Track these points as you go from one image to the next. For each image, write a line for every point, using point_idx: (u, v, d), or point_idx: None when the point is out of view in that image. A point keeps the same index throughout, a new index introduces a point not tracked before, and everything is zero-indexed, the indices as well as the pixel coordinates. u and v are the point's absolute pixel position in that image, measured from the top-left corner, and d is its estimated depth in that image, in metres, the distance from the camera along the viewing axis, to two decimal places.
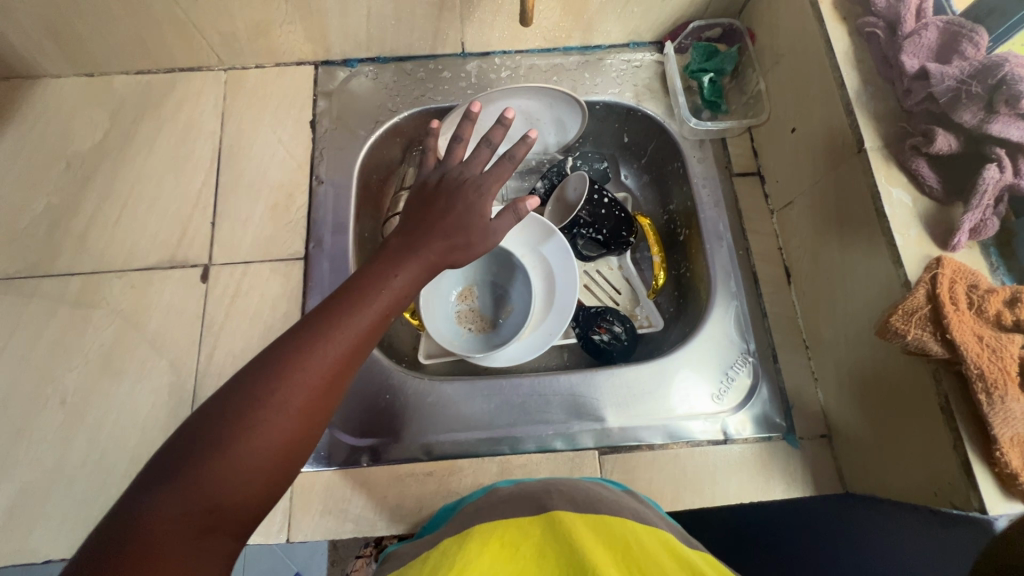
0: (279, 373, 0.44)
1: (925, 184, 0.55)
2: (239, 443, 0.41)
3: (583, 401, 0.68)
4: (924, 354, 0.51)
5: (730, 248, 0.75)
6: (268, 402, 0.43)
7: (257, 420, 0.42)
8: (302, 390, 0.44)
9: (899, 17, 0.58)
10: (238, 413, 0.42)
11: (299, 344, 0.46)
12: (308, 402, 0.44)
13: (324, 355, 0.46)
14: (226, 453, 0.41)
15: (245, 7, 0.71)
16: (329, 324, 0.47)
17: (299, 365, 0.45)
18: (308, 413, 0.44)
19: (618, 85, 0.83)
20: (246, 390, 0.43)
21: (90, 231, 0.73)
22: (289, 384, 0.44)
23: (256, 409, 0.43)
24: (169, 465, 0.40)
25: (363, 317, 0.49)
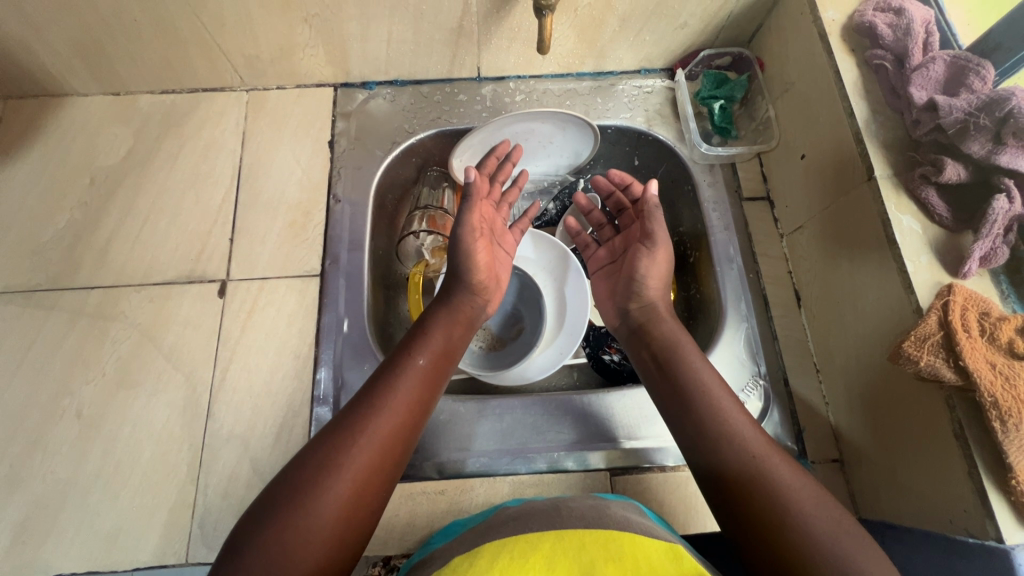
0: (342, 436, 0.52)
1: (935, 212, 0.56)
2: (311, 504, 0.47)
3: (595, 422, 0.68)
4: (937, 380, 0.51)
5: (741, 271, 0.76)
6: (334, 464, 0.50)
7: (327, 481, 0.49)
8: (364, 450, 0.51)
9: (907, 51, 0.60)
10: (308, 474, 0.49)
11: (358, 411, 0.54)
12: (370, 461, 0.51)
13: (381, 417, 0.54)
14: (302, 514, 0.47)
15: (270, 32, 0.73)
16: (381, 391, 0.55)
17: (359, 428, 0.52)
18: (370, 470, 0.51)
19: (629, 110, 0.85)
20: (301, 470, 0.49)
21: (111, 245, 0.75)
22: (352, 446, 0.51)
23: (311, 485, 0.48)
24: (239, 542, 0.46)
25: (408, 381, 0.57)
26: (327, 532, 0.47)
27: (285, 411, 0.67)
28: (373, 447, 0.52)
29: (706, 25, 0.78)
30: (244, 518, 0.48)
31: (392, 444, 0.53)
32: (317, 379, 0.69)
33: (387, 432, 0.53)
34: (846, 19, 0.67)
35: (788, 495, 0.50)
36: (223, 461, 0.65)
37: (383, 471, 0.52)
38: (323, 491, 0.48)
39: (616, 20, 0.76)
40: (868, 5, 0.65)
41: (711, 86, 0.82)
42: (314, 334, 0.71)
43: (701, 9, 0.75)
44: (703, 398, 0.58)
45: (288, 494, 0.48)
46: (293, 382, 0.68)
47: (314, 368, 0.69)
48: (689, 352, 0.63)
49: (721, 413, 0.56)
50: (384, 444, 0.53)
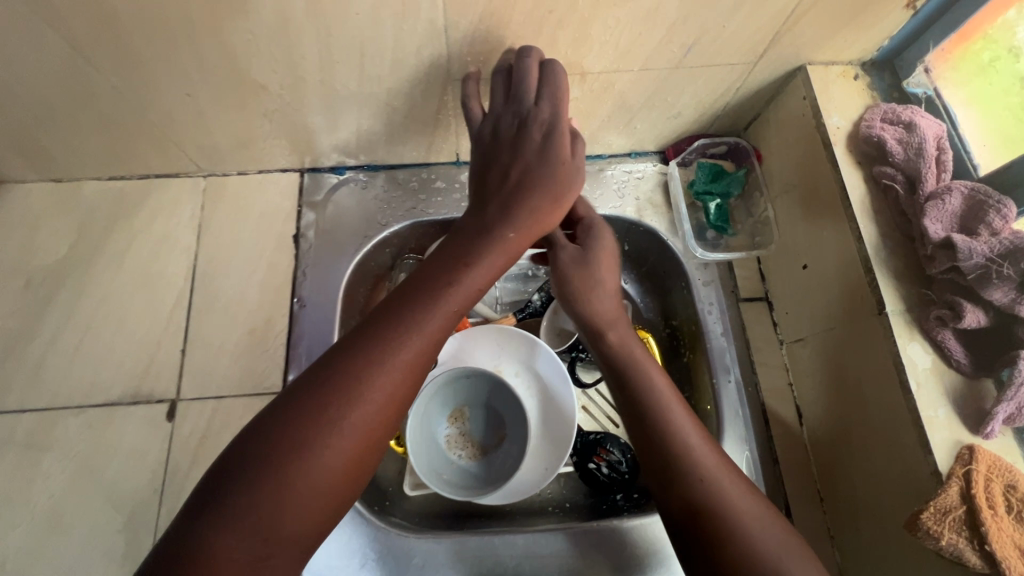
0: (355, 373, 0.44)
1: (952, 358, 0.52)
2: (309, 460, 0.41)
3: (582, 563, 0.63)
4: (959, 560, 0.47)
5: (739, 383, 0.70)
6: (344, 403, 0.43)
7: (333, 424, 0.43)
8: (379, 388, 0.45)
9: (920, 174, 0.56)
10: (312, 423, 0.42)
11: (380, 343, 0.46)
12: (380, 413, 0.45)
13: (401, 360, 0.46)
14: (293, 475, 0.41)
15: (227, 125, 0.67)
16: (412, 316, 0.48)
17: (375, 370, 0.45)
18: (379, 424, 0.45)
19: (620, 199, 0.79)
20: (349, 360, 0.45)
21: (47, 359, 0.67)
22: (365, 394, 0.44)
23: (347, 393, 0.44)
24: (260, 445, 0.41)
25: (440, 317, 0.49)
26: (321, 497, 0.42)
27: None
28: (386, 396, 0.45)
29: (701, 115, 0.73)
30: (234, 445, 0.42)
31: (410, 388, 0.47)
32: None
33: (407, 378, 0.46)
34: (851, 127, 0.62)
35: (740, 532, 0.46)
36: None
37: (388, 424, 0.46)
38: (321, 453, 0.42)
39: (605, 112, 0.71)
40: (876, 114, 0.61)
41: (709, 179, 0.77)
42: None
43: (696, 102, 0.70)
44: (661, 419, 0.53)
45: (284, 442, 0.41)
46: None
47: None
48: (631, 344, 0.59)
49: (666, 423, 0.52)
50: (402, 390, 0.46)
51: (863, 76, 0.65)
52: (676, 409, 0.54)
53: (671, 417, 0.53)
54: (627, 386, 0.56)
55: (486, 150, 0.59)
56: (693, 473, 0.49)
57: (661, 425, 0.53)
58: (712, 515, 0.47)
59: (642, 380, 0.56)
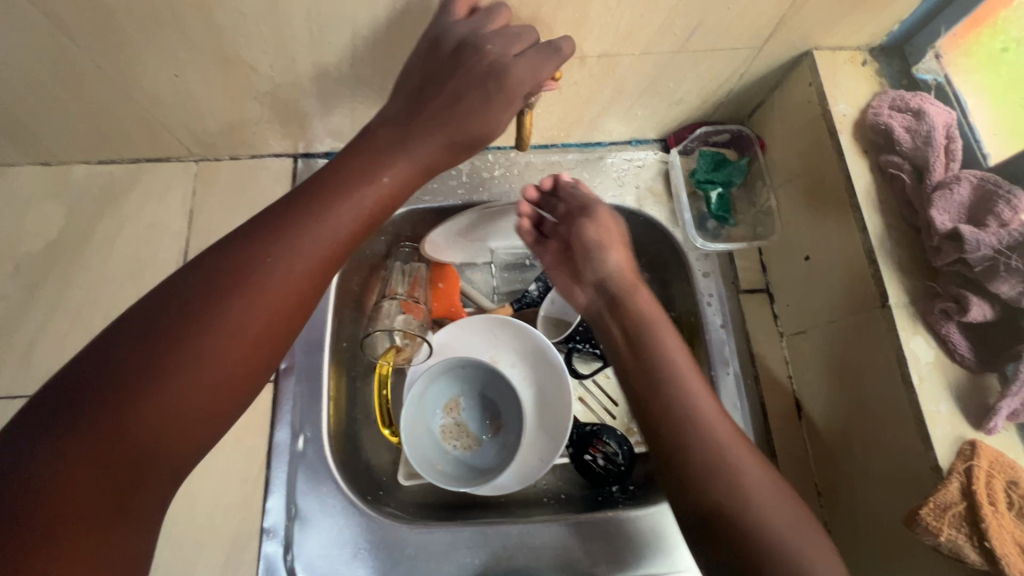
0: (219, 309, 0.44)
1: (956, 352, 0.51)
2: (156, 393, 0.41)
3: (576, 557, 0.62)
4: (959, 557, 0.46)
5: (738, 376, 0.69)
6: (191, 334, 0.43)
7: (195, 355, 0.42)
8: (226, 328, 0.44)
9: (929, 163, 0.54)
10: (168, 354, 0.42)
11: (239, 275, 0.45)
12: (235, 352, 0.44)
13: (271, 294, 0.46)
14: (133, 411, 0.40)
15: (217, 108, 0.65)
16: (278, 255, 0.47)
17: (229, 306, 0.44)
18: (237, 355, 0.44)
19: (619, 187, 0.77)
20: (213, 276, 0.45)
21: (37, 346, 0.66)
22: (218, 324, 0.44)
23: (204, 308, 0.44)
24: (116, 358, 0.41)
25: (314, 248, 0.48)
26: (181, 423, 0.42)
27: (231, 546, 0.60)
28: (248, 331, 0.45)
29: (703, 102, 0.72)
30: (64, 374, 0.41)
31: (275, 323, 0.47)
32: (266, 509, 0.61)
33: (279, 312, 0.47)
34: (858, 114, 0.61)
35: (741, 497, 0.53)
36: None
37: (274, 347, 0.47)
38: (183, 381, 0.42)
39: (605, 98, 0.69)
40: (883, 101, 0.59)
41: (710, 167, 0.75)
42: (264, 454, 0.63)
43: (698, 88, 0.68)
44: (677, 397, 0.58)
45: (136, 372, 0.40)
46: (240, 511, 0.61)
47: (264, 495, 0.62)
48: (637, 317, 0.64)
49: (683, 397, 0.58)
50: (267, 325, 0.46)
51: (872, 62, 0.63)
52: (683, 370, 0.60)
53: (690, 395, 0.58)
54: (637, 351, 0.62)
55: (428, 77, 0.55)
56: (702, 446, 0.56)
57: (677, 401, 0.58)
58: (717, 488, 0.54)
59: (654, 343, 0.62)
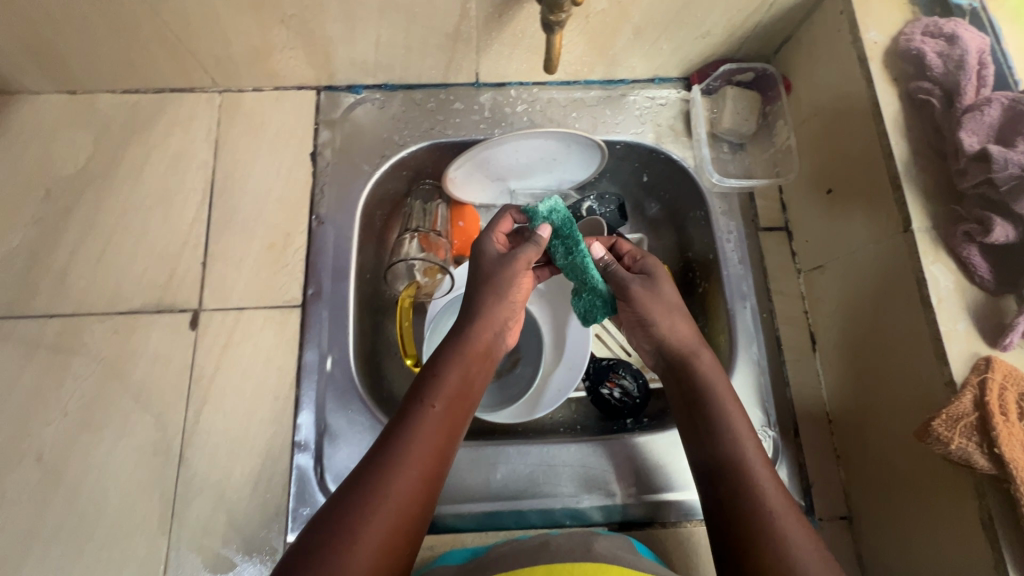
0: (401, 447, 0.49)
1: (975, 274, 0.52)
2: (362, 538, 0.44)
3: (593, 473, 0.65)
4: (968, 464, 0.48)
5: (754, 310, 0.71)
6: (384, 477, 0.47)
7: (385, 488, 0.46)
8: (415, 459, 0.49)
9: (959, 86, 0.54)
10: (357, 508, 0.45)
11: (408, 422, 0.51)
12: (417, 485, 0.48)
13: (431, 436, 0.51)
14: (353, 558, 0.43)
15: (243, 32, 0.65)
16: (436, 383, 0.54)
17: (402, 444, 0.49)
18: (417, 493, 0.48)
19: (641, 124, 0.77)
20: (374, 453, 0.49)
21: (72, 267, 0.68)
22: (407, 467, 0.48)
23: (395, 463, 0.48)
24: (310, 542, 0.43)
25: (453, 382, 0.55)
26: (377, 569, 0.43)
27: (264, 456, 0.63)
28: (420, 469, 0.49)
29: (730, 34, 0.71)
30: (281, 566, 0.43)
31: (439, 454, 0.51)
32: (297, 424, 0.64)
33: (431, 449, 0.50)
34: (890, 42, 0.60)
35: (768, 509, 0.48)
36: (196, 511, 0.61)
37: (431, 486, 0.50)
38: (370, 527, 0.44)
39: (630, 29, 0.68)
40: (916, 28, 0.58)
41: (547, 209, 0.63)
42: (294, 373, 0.66)
43: (725, 20, 0.68)
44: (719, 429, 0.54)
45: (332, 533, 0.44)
46: (272, 425, 0.64)
47: (295, 411, 0.65)
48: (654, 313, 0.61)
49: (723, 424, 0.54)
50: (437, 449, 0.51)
51: None
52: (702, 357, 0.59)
53: (726, 413, 0.55)
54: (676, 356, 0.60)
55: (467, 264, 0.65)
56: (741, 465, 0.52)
57: (718, 433, 0.54)
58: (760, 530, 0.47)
59: (659, 326, 0.61)
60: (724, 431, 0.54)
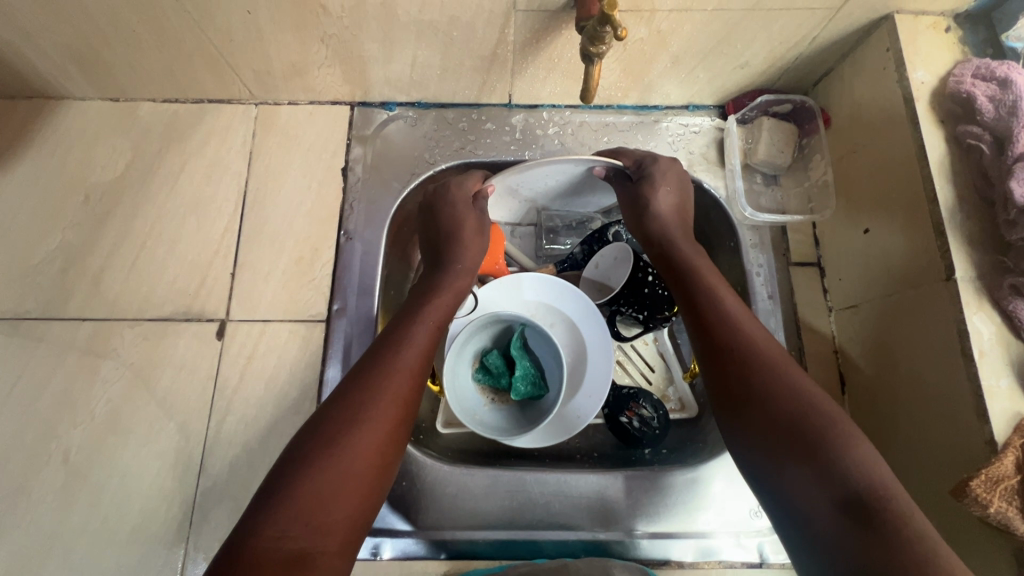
0: (384, 368, 0.52)
1: (1022, 329, 0.50)
2: (346, 445, 0.46)
3: (610, 507, 0.64)
4: (1007, 529, 0.46)
5: (782, 347, 0.69)
6: (362, 399, 0.49)
7: (365, 406, 0.49)
8: (396, 379, 0.51)
9: (1011, 132, 0.52)
10: (336, 423, 0.47)
11: (378, 359, 0.53)
12: (395, 404, 0.50)
13: (399, 374, 0.52)
14: (336, 460, 0.45)
15: (282, 49, 0.66)
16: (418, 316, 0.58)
17: (380, 369, 0.51)
18: (396, 415, 0.50)
19: (673, 152, 0.76)
20: (356, 378, 0.51)
21: (106, 271, 0.70)
22: (378, 398, 0.49)
23: (377, 387, 0.50)
24: (299, 452, 0.46)
25: (425, 333, 0.56)
26: (356, 480, 0.45)
27: None
28: (397, 393, 0.51)
29: (769, 65, 0.70)
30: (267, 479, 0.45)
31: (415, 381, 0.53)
32: None
33: (405, 384, 0.52)
34: (938, 82, 0.58)
35: (817, 413, 0.46)
36: (214, 521, 0.61)
37: (405, 411, 0.51)
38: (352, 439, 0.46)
39: (668, 57, 0.68)
40: (967, 69, 0.57)
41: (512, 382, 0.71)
42: (315, 388, 0.66)
43: (766, 51, 0.67)
44: (744, 342, 0.51)
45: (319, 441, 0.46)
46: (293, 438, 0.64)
47: None
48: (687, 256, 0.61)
49: (742, 329, 0.52)
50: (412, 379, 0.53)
51: (955, 29, 0.61)
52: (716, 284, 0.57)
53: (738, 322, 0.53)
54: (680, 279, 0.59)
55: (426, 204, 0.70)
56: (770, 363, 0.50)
57: (740, 343, 0.51)
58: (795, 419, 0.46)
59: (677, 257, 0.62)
60: (739, 336, 0.52)
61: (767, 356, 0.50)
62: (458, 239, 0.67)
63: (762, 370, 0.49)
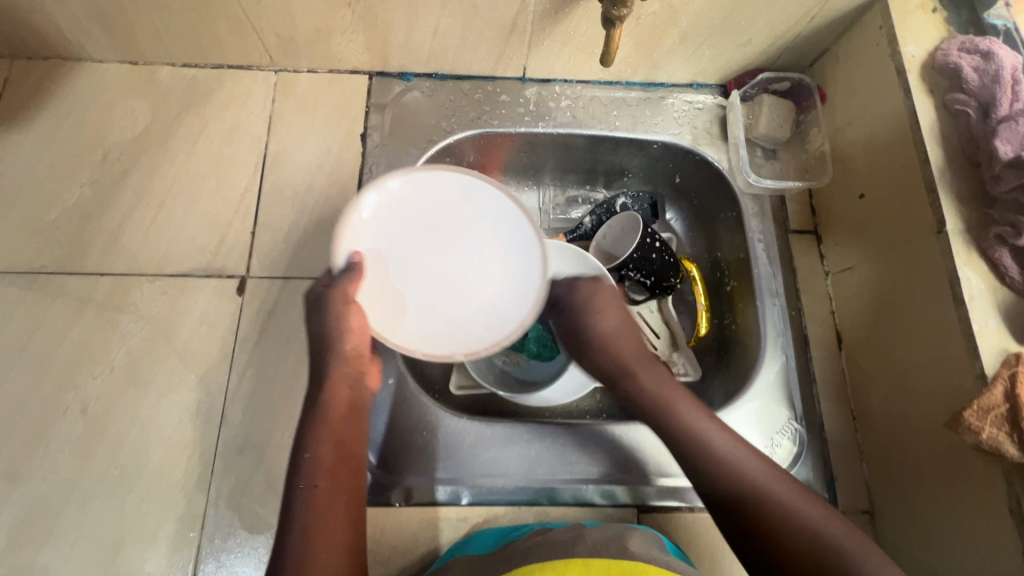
0: (316, 470, 0.52)
1: (1006, 274, 0.54)
2: (322, 557, 0.49)
3: (625, 455, 0.66)
4: (998, 453, 0.50)
5: (783, 307, 0.73)
6: (315, 508, 0.51)
7: (319, 513, 0.50)
8: (329, 476, 0.53)
9: (994, 98, 0.57)
10: (298, 539, 0.49)
11: (305, 467, 0.53)
12: (344, 497, 0.53)
13: (327, 471, 0.53)
14: (315, 567, 0.48)
15: (308, 13, 0.68)
16: (319, 405, 0.55)
17: (311, 472, 0.52)
18: (346, 503, 0.53)
19: (678, 126, 0.80)
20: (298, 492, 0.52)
21: (125, 228, 0.70)
22: (328, 502, 0.52)
23: (323, 492, 0.52)
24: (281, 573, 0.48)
25: (328, 427, 0.55)
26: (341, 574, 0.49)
27: None
28: (341, 486, 0.53)
29: (770, 44, 0.74)
30: None
31: (347, 462, 0.55)
32: None
33: (340, 479, 0.53)
34: (926, 56, 0.63)
35: (779, 500, 0.53)
36: (236, 471, 0.62)
37: (354, 493, 0.54)
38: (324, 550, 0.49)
39: (677, 33, 0.72)
40: (953, 44, 0.62)
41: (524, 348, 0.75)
42: None
43: (768, 29, 0.71)
44: (694, 441, 0.57)
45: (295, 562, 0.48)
46: None
47: None
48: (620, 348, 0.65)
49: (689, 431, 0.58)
50: (341, 465, 0.54)
51: (941, 10, 0.66)
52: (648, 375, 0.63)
53: (683, 421, 0.59)
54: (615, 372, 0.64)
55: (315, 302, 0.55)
56: (757, 498, 0.53)
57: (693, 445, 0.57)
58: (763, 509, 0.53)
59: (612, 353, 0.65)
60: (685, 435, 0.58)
61: (715, 451, 0.56)
62: (329, 338, 0.54)
63: (721, 468, 0.55)
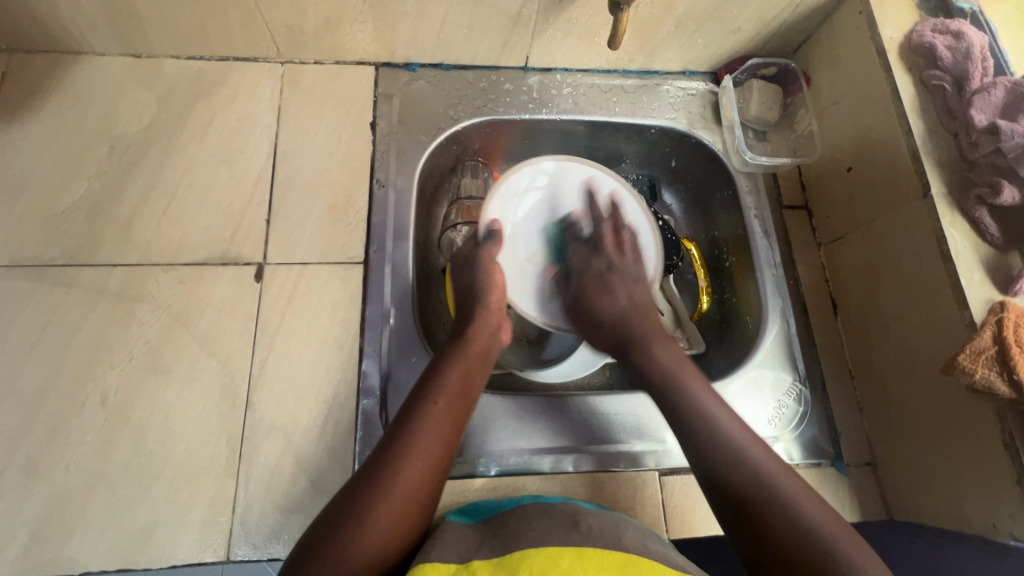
0: (431, 399, 0.56)
1: (986, 233, 0.59)
2: (400, 476, 0.50)
3: (645, 422, 0.69)
4: (990, 392, 0.54)
5: (779, 276, 0.77)
6: (415, 431, 0.53)
7: (413, 437, 0.53)
8: (446, 412, 0.56)
9: (967, 73, 0.63)
10: (393, 450, 0.52)
11: (424, 390, 0.57)
12: (443, 435, 0.55)
13: (442, 397, 0.57)
14: (388, 486, 0.50)
15: (320, 3, 0.69)
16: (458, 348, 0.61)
17: (427, 400, 0.56)
18: (444, 443, 0.54)
19: (674, 111, 0.84)
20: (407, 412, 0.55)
21: (136, 219, 0.70)
22: (430, 429, 0.54)
23: (423, 420, 0.54)
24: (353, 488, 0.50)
25: (456, 366, 0.59)
26: (407, 505, 0.50)
27: (329, 403, 0.65)
28: (446, 425, 0.55)
29: (758, 32, 0.79)
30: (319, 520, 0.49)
31: (461, 407, 0.58)
32: (363, 371, 0.67)
33: (450, 419, 0.56)
34: (903, 38, 0.69)
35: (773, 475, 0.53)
36: (265, 453, 0.62)
37: (454, 440, 0.56)
38: (404, 473, 0.50)
39: (674, 21, 0.76)
40: (926, 26, 0.67)
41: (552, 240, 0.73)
42: (358, 324, 0.68)
43: (757, 17, 0.76)
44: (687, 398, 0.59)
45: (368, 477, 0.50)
46: (338, 373, 0.66)
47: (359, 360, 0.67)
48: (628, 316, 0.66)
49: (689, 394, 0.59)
50: (456, 409, 0.57)
51: None
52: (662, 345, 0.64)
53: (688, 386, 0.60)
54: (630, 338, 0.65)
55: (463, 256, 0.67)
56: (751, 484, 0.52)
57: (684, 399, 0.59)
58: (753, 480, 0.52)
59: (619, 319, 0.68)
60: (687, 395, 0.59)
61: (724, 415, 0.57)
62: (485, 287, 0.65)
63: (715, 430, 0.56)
